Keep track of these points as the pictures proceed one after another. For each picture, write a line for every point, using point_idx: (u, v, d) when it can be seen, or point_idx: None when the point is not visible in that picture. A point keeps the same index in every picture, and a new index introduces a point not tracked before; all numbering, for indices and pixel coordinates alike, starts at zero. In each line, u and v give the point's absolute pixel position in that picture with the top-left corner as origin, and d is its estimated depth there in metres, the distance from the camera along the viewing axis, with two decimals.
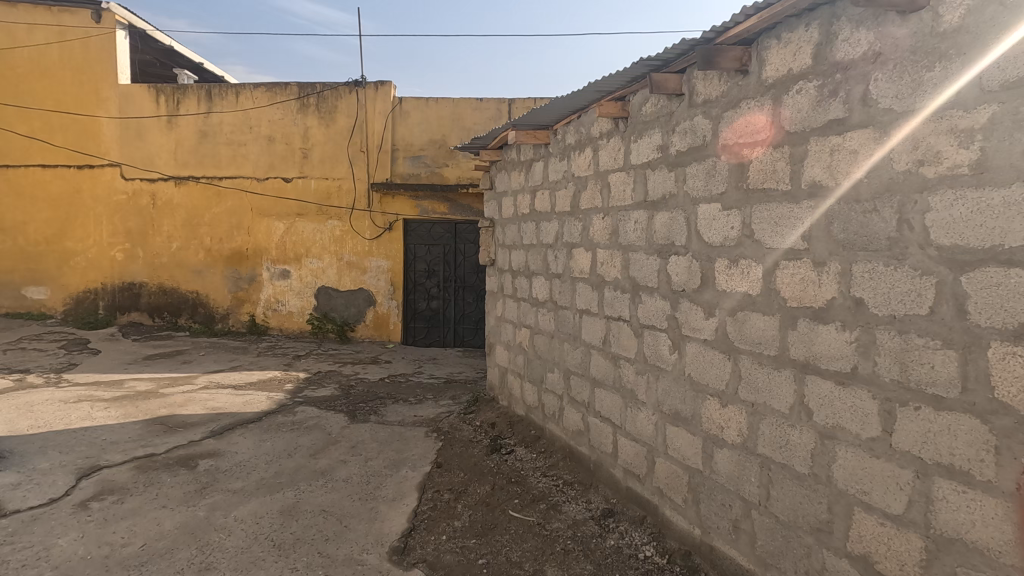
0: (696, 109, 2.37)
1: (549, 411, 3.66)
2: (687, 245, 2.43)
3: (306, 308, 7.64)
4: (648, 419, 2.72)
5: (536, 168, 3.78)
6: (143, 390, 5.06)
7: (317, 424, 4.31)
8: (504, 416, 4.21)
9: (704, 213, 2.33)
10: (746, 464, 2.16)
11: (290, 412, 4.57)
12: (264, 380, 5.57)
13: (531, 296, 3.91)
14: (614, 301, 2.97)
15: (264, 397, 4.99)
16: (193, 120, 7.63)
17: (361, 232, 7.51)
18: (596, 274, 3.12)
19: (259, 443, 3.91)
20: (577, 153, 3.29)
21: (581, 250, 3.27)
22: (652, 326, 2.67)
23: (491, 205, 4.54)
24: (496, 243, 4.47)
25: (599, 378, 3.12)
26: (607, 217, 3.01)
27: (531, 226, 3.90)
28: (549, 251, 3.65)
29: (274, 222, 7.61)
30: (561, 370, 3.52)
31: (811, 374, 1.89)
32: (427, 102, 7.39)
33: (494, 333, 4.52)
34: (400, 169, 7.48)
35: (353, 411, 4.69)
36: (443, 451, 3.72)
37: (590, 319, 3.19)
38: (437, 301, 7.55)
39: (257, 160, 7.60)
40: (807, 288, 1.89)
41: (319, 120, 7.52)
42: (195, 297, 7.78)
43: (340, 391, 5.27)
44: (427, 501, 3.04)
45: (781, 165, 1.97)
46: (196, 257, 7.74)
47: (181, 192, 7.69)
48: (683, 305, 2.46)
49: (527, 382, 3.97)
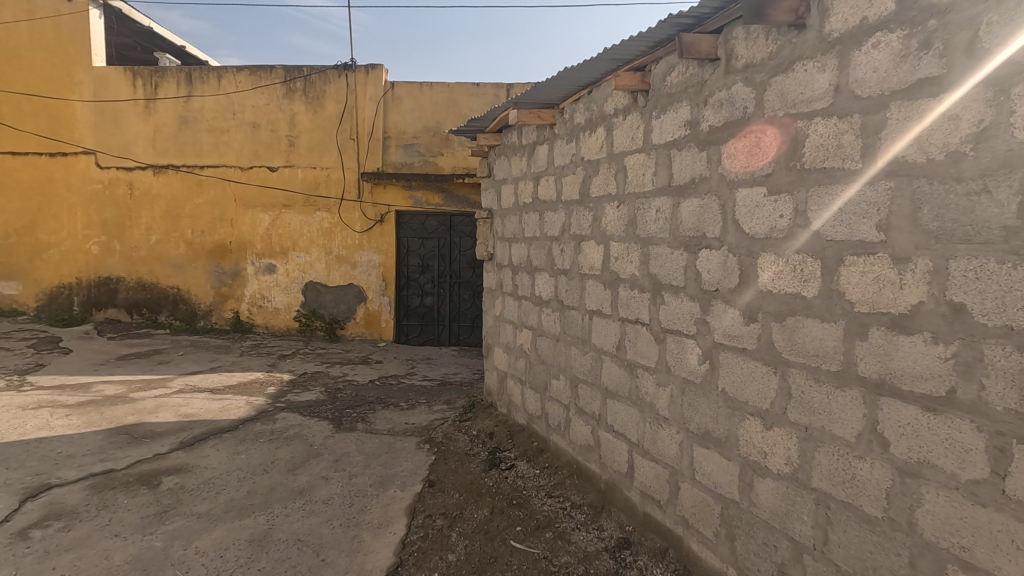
0: (735, 75, 2.00)
1: (554, 422, 3.32)
2: (722, 238, 2.07)
3: (293, 304, 7.26)
4: (672, 438, 2.36)
5: (540, 152, 3.41)
6: (111, 394, 4.67)
7: (298, 434, 3.94)
8: (503, 425, 3.85)
9: (744, 200, 1.97)
10: (796, 499, 1.81)
11: (269, 420, 4.20)
12: (245, 382, 5.19)
13: (534, 295, 3.55)
14: (630, 303, 2.60)
15: (243, 402, 4.61)
16: (172, 105, 7.19)
17: (351, 225, 7.12)
18: (610, 271, 2.75)
19: (232, 457, 3.53)
20: (588, 134, 2.92)
21: (592, 244, 2.90)
22: (677, 330, 2.31)
23: (489, 195, 4.16)
24: (495, 236, 4.09)
25: (612, 389, 2.76)
26: (623, 206, 2.65)
27: (533, 217, 3.53)
28: (554, 245, 3.28)
29: (259, 214, 7.21)
30: (568, 378, 3.16)
31: (888, 396, 1.53)
32: (421, 87, 6.99)
33: (493, 333, 4.16)
34: (392, 158, 7.08)
35: (339, 418, 4.32)
36: (435, 467, 3.35)
37: (602, 321, 2.83)
38: (431, 297, 7.19)
39: (241, 148, 7.18)
40: (883, 290, 1.53)
41: (307, 105, 7.11)
42: (176, 292, 7.38)
43: (327, 395, 4.90)
44: (417, 529, 2.68)
45: (849, 138, 1.61)
46: (177, 251, 7.32)
47: (160, 181, 7.27)
48: (717, 307, 2.11)
49: (529, 388, 3.62)
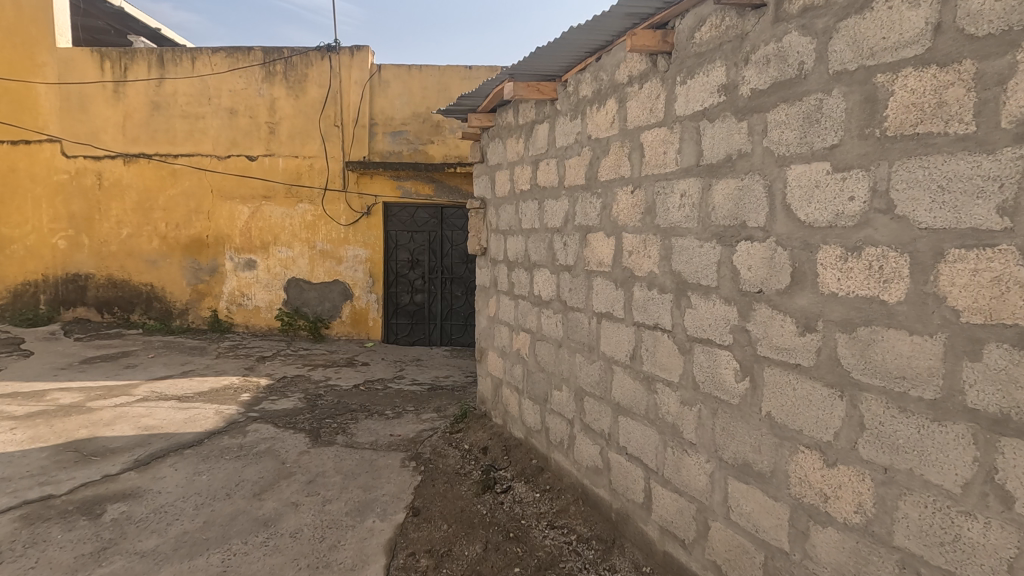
0: (788, 23, 1.60)
1: (557, 437, 2.93)
2: (768, 228, 1.68)
3: (275, 302, 6.83)
4: (701, 468, 1.98)
5: (540, 131, 3.00)
6: (67, 403, 4.24)
7: (269, 449, 3.54)
8: (498, 439, 3.47)
9: (799, 179, 1.57)
10: (869, 558, 1.44)
11: (239, 432, 3.79)
12: (218, 388, 4.78)
13: (532, 294, 3.15)
14: (648, 305, 2.21)
15: (213, 411, 4.20)
16: (143, 89, 6.72)
17: (336, 218, 6.69)
18: (622, 268, 2.36)
19: (191, 477, 3.12)
20: (595, 108, 2.52)
21: (600, 235, 2.51)
22: (706, 339, 1.92)
23: (481, 182, 3.75)
24: (488, 228, 3.69)
25: (625, 405, 2.37)
26: (639, 190, 2.25)
27: (531, 206, 3.12)
28: (555, 238, 2.89)
29: (237, 206, 6.76)
30: (573, 390, 2.78)
31: (1015, 438, 1.15)
32: (410, 70, 6.56)
33: (487, 336, 3.77)
34: (379, 146, 6.65)
35: (317, 430, 3.91)
36: (421, 490, 2.95)
37: (612, 326, 2.44)
38: (421, 294, 6.79)
39: (217, 136, 6.73)
40: (1009, 295, 1.15)
41: (287, 89, 6.66)
42: (149, 290, 6.93)
43: (306, 403, 4.49)
44: (397, 572, 2.28)
45: (956, 93, 1.22)
46: (150, 246, 6.88)
47: (131, 171, 6.80)
48: (761, 313, 1.72)
49: (527, 398, 3.23)
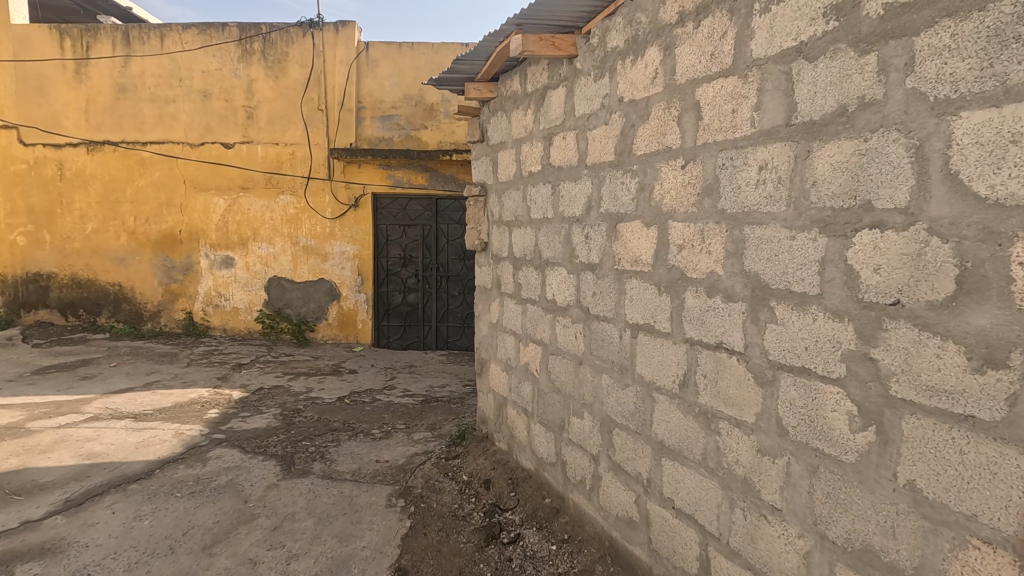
0: None
1: (577, 475, 2.40)
2: (914, 211, 1.13)
3: (254, 303, 6.26)
4: (788, 544, 1.45)
5: (555, 98, 2.45)
6: (4, 424, 3.67)
7: (231, 482, 2.98)
8: (503, 470, 2.93)
9: (979, 133, 1.03)
10: None
11: (199, 460, 3.23)
12: (183, 403, 4.22)
13: (544, 298, 2.60)
14: (706, 318, 1.67)
15: (172, 432, 3.64)
16: (108, 70, 6.12)
17: (320, 211, 6.11)
18: (668, 268, 1.81)
19: (130, 524, 2.57)
20: (629, 62, 1.96)
21: (636, 225, 1.96)
22: (801, 369, 1.38)
23: (481, 165, 3.19)
24: (491, 220, 3.13)
25: (672, 445, 1.83)
26: (694, 164, 1.70)
27: (543, 191, 2.57)
28: (574, 230, 2.34)
29: (213, 198, 6.18)
30: (597, 418, 2.24)
31: None
32: (401, 48, 5.99)
33: (488, 345, 3.22)
34: (367, 132, 6.07)
35: (291, 455, 3.36)
36: (409, 542, 2.41)
37: (654, 342, 1.90)
38: (415, 294, 6.24)
39: (190, 121, 6.13)
40: None
41: (266, 69, 6.06)
42: (117, 290, 6.35)
43: (281, 421, 3.93)
44: None
45: None
46: (117, 242, 6.28)
47: (95, 160, 6.20)
48: (897, 338, 1.17)
49: (539, 423, 2.69)
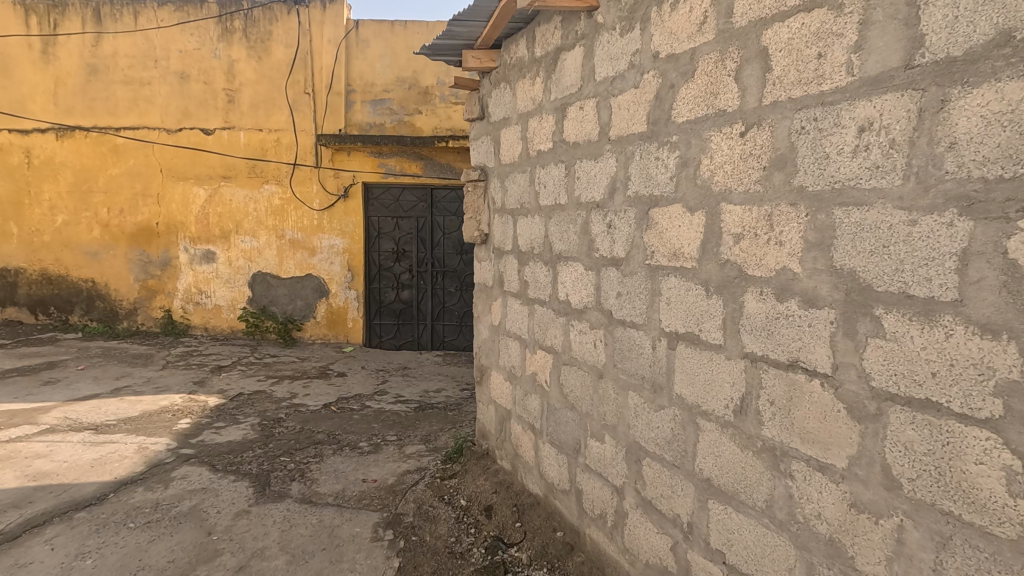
0: None
1: (595, 508, 2.03)
2: None
3: (238, 301, 5.86)
4: None
5: (570, 61, 2.06)
6: None
7: (195, 509, 2.60)
8: (507, 495, 2.56)
9: None
10: None
11: (161, 480, 2.85)
12: (152, 412, 3.84)
13: (555, 298, 2.22)
14: (775, 329, 1.30)
15: (135, 447, 3.26)
16: (77, 49, 5.69)
17: (307, 202, 5.71)
18: (721, 265, 1.44)
19: (68, 563, 2.18)
20: (668, 7, 1.58)
21: (675, 210, 1.58)
22: (925, 404, 1.02)
23: (481, 145, 2.80)
24: (492, 208, 2.74)
25: (723, 486, 1.47)
26: (758, 131, 1.32)
27: (554, 172, 2.19)
28: (593, 217, 1.96)
29: (192, 187, 5.77)
30: (622, 443, 1.87)
31: None
32: (393, 26, 5.58)
33: (489, 350, 2.85)
34: (357, 116, 5.66)
35: (266, 474, 2.98)
36: None
37: (699, 357, 1.53)
38: (409, 290, 5.86)
39: (166, 104, 5.72)
40: None
41: (248, 48, 5.64)
42: (91, 287, 5.94)
43: (259, 433, 3.55)
44: None
45: None
46: (89, 235, 5.87)
47: (65, 147, 5.78)
48: None
49: (549, 444, 2.32)
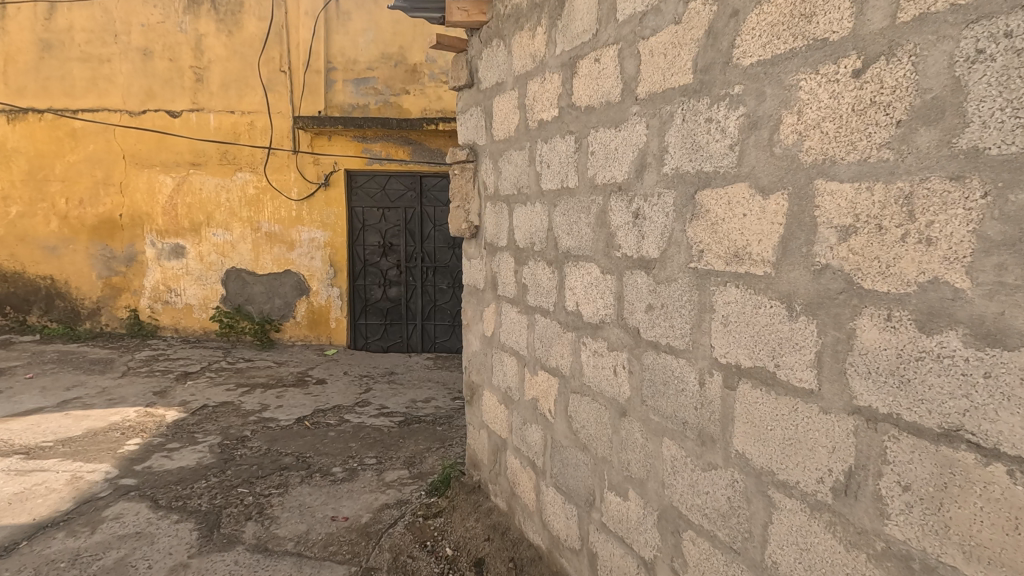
0: None
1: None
2: None
3: (210, 299, 5.37)
4: None
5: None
6: None
7: (123, 562, 2.13)
8: (502, 544, 2.10)
9: None
10: None
11: (88, 523, 2.38)
12: (99, 430, 3.36)
13: (561, 308, 1.75)
14: (916, 376, 0.83)
15: (68, 476, 2.79)
16: (28, 22, 5.16)
17: (285, 191, 5.21)
18: (817, 276, 0.96)
19: None
20: None
21: (737, 193, 1.10)
22: None
23: (469, 119, 2.31)
24: (483, 194, 2.26)
25: None
26: (890, 65, 0.84)
27: (560, 146, 1.71)
28: (613, 203, 1.48)
29: (157, 175, 5.26)
30: (653, 503, 1.40)
31: None
32: None
33: (480, 365, 2.37)
34: (338, 96, 5.14)
35: (218, 512, 2.51)
36: None
37: (775, 406, 1.06)
38: (397, 287, 5.38)
39: (128, 84, 5.20)
40: None
41: (217, 21, 5.12)
42: (49, 285, 5.44)
43: (218, 456, 3.08)
44: None
45: None
46: (47, 228, 5.37)
47: (17, 131, 5.26)
48: None
49: (554, 488, 1.86)
